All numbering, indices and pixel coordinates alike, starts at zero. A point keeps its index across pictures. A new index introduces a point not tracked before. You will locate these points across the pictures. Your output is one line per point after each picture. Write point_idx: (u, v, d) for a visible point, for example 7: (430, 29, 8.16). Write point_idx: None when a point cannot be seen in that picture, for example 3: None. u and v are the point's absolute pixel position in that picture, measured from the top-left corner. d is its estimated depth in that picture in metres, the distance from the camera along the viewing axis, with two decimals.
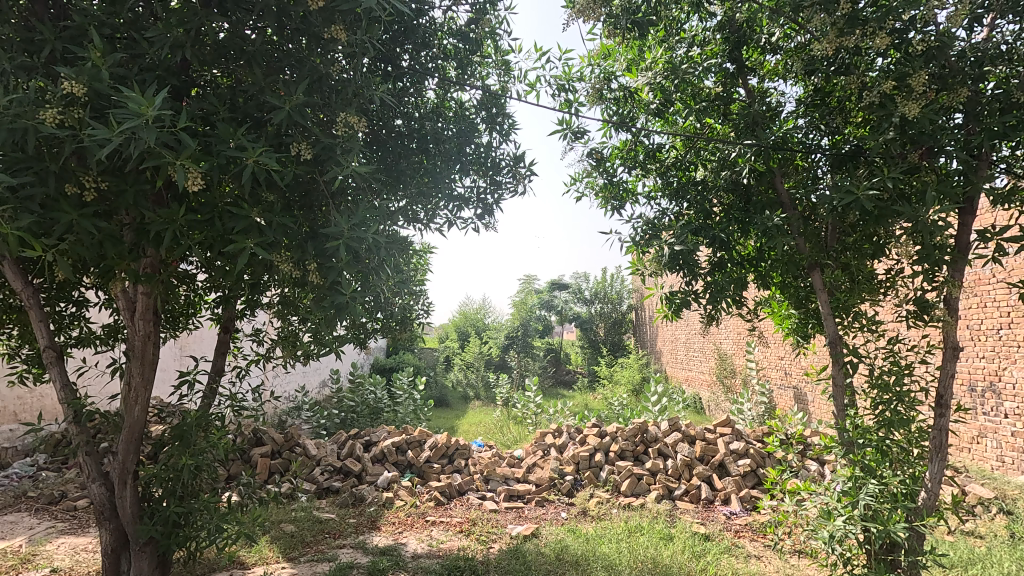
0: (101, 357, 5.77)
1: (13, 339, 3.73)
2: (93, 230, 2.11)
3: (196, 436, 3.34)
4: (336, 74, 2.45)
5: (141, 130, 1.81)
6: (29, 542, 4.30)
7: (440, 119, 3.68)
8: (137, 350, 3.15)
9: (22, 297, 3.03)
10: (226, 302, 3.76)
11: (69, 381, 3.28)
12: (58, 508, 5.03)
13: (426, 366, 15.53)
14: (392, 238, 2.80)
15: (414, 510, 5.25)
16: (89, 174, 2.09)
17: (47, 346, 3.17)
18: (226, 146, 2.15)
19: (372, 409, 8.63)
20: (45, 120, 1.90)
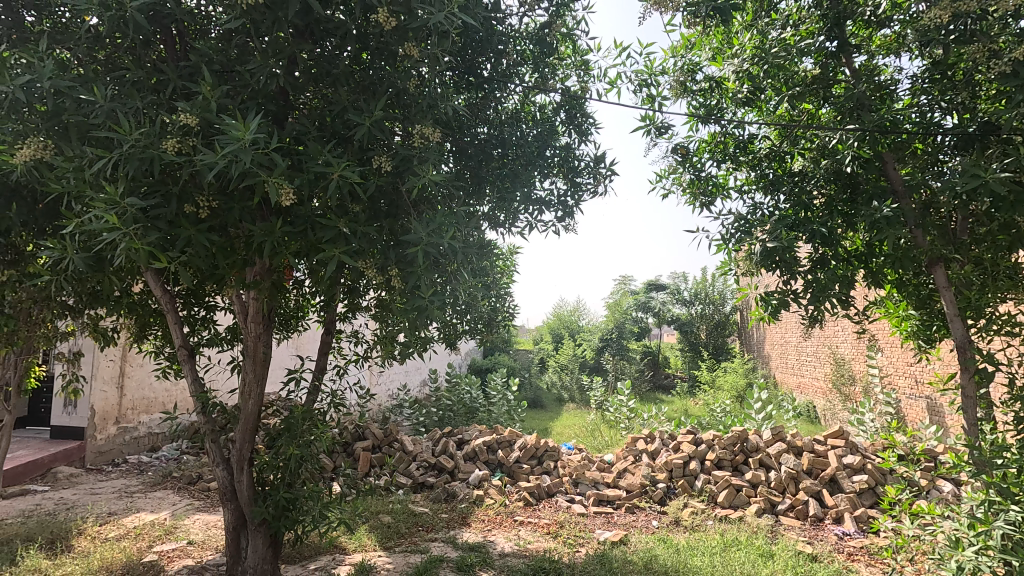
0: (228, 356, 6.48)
1: (157, 339, 4.31)
2: (207, 243, 2.38)
3: (301, 429, 3.65)
4: (412, 88, 2.57)
5: (240, 153, 2.03)
6: (172, 516, 4.95)
7: (521, 124, 3.73)
8: (251, 349, 3.52)
9: (161, 302, 3.50)
10: (328, 305, 4.08)
11: (198, 376, 3.73)
12: (195, 488, 5.73)
13: (520, 368, 15.75)
14: (470, 243, 2.88)
15: (502, 509, 5.35)
16: (203, 194, 2.36)
17: (180, 345, 3.64)
18: (315, 163, 2.33)
19: (468, 408, 8.94)
20: (166, 148, 2.19)
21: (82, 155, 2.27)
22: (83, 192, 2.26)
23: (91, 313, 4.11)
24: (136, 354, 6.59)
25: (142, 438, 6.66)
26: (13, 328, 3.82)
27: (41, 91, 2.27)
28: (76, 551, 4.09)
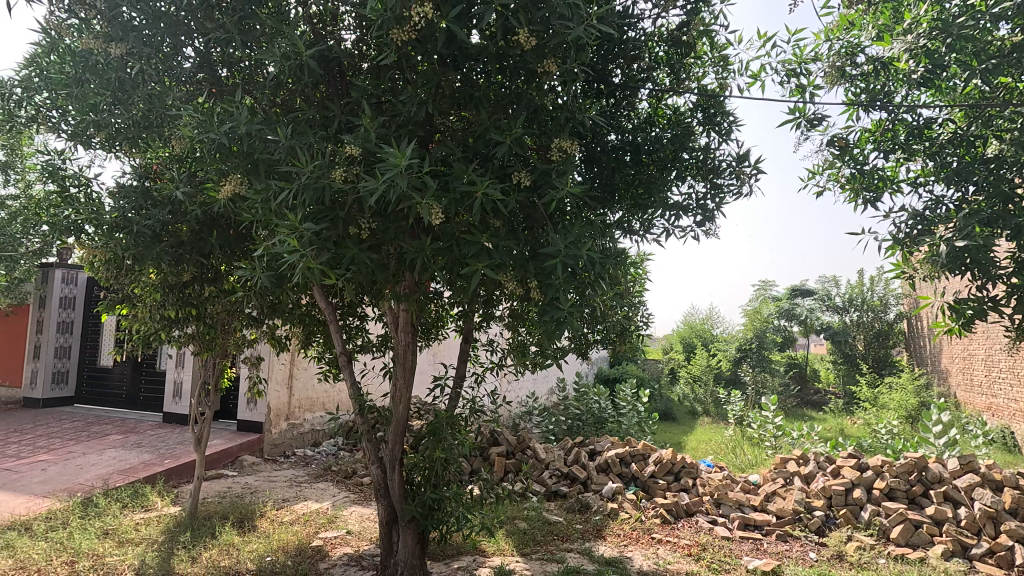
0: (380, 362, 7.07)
1: (320, 346, 4.81)
2: (368, 261, 2.61)
3: (445, 433, 3.85)
4: (550, 103, 2.62)
5: (398, 178, 2.21)
6: (333, 506, 5.48)
7: (654, 127, 3.62)
8: (401, 356, 3.79)
9: (325, 313, 3.90)
10: (466, 316, 4.26)
11: (356, 380, 4.10)
12: (351, 481, 6.30)
13: (650, 378, 15.22)
14: (607, 253, 2.84)
15: (639, 525, 5.18)
16: (364, 217, 2.59)
17: (340, 352, 4.03)
18: (460, 183, 2.45)
19: (597, 418, 8.83)
20: (335, 177, 2.44)
21: (268, 188, 2.61)
22: (269, 220, 2.60)
23: (269, 323, 4.70)
24: (302, 359, 7.43)
25: (306, 433, 7.48)
26: (213, 336, 4.51)
27: (238, 134, 2.66)
28: (260, 531, 4.68)
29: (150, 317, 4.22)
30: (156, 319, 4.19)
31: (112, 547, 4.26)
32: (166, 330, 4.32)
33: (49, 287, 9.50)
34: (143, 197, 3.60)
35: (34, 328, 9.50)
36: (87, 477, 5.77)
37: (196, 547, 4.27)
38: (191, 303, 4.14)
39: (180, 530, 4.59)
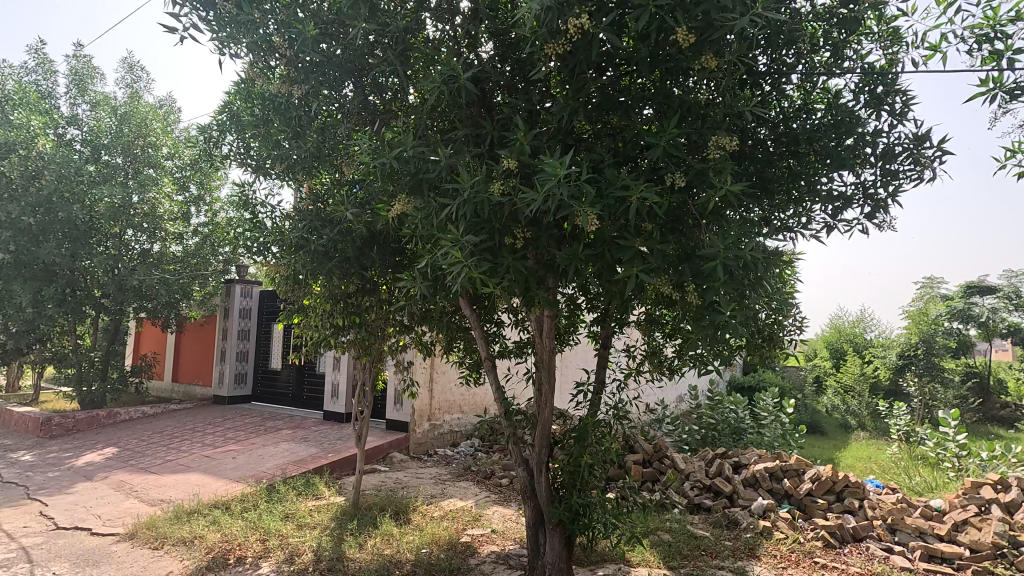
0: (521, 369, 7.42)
1: (461, 351, 5.04)
2: (523, 269, 2.69)
3: (591, 439, 3.85)
4: (702, 100, 2.55)
5: (557, 188, 2.28)
6: (476, 505, 5.71)
7: (811, 114, 3.32)
8: (545, 362, 3.86)
9: (471, 320, 4.09)
10: (603, 321, 4.18)
11: (500, 385, 4.24)
12: (490, 482, 6.53)
13: (792, 388, 13.98)
14: (768, 253, 2.67)
15: (798, 547, 4.76)
16: (519, 227, 2.69)
17: (486, 357, 4.19)
18: (614, 188, 2.45)
19: (734, 429, 8.29)
20: (493, 191, 2.57)
21: (431, 204, 2.81)
22: (433, 233, 2.79)
23: (416, 330, 5.03)
24: (442, 363, 7.87)
25: (446, 434, 7.88)
26: (371, 342, 4.91)
27: (405, 157, 2.91)
28: (413, 524, 5.01)
29: (321, 325, 4.72)
30: (325, 328, 4.67)
31: (294, 529, 4.81)
32: (333, 336, 4.80)
33: (232, 299, 11.10)
34: (316, 218, 4.01)
35: (221, 335, 11.09)
36: (268, 467, 6.58)
37: (361, 535, 4.68)
38: (354, 312, 4.56)
39: (347, 518, 5.05)
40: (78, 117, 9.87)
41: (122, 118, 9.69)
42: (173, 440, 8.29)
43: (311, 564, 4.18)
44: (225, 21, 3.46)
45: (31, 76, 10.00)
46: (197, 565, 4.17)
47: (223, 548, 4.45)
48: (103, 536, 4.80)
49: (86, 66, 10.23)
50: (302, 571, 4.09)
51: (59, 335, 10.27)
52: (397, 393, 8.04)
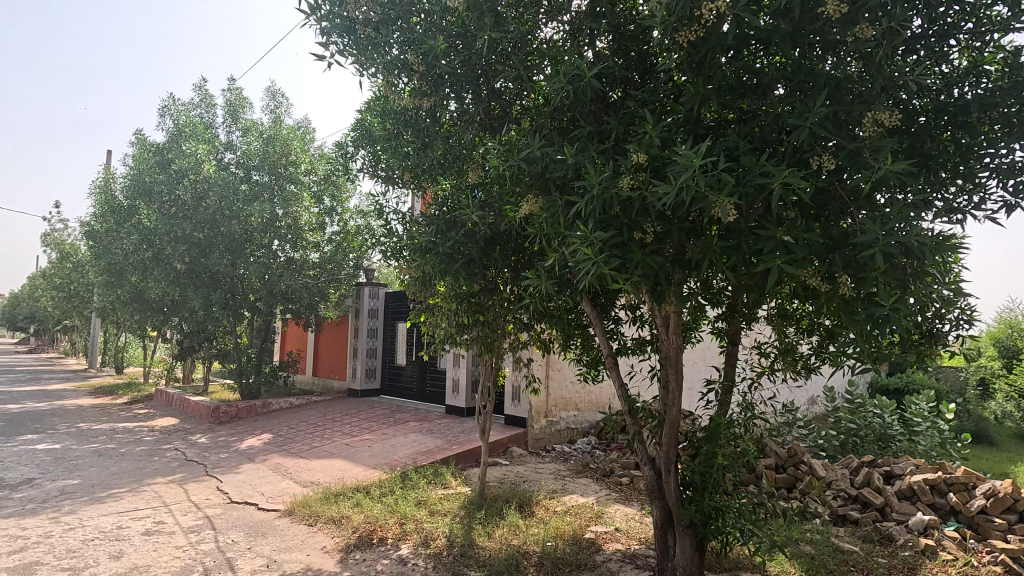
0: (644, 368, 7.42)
1: (578, 349, 5.04)
2: (654, 264, 2.63)
3: (723, 440, 3.68)
4: (853, 74, 2.37)
5: (695, 180, 2.24)
6: (598, 502, 5.70)
7: (983, 77, 2.88)
8: (673, 359, 3.76)
9: (592, 318, 4.07)
10: (731, 318, 3.86)
11: (623, 382, 4.16)
12: (610, 480, 6.48)
13: (949, 391, 12.30)
14: (937, 238, 2.39)
15: (970, 571, 4.20)
16: (649, 221, 2.64)
17: (608, 354, 4.14)
18: (753, 175, 2.34)
19: (879, 436, 7.49)
20: (623, 186, 2.57)
21: (558, 202, 2.87)
22: (560, 231, 2.84)
23: (535, 327, 5.10)
24: (558, 361, 7.96)
25: (563, 431, 7.95)
26: (494, 340, 4.99)
27: (532, 159, 3.00)
28: (538, 517, 5.12)
29: (447, 322, 4.93)
30: (451, 325, 4.88)
31: (427, 515, 5.10)
32: (458, 334, 4.97)
33: (362, 300, 12.09)
34: (445, 223, 4.12)
35: (353, 334, 12.14)
36: (400, 456, 7.06)
37: (489, 524, 4.86)
38: (477, 311, 4.68)
39: (475, 507, 5.27)
40: (234, 143, 11.25)
41: (268, 140, 10.90)
42: (317, 428, 9.18)
43: (446, 548, 4.42)
44: (364, 45, 3.77)
45: (197, 110, 11.58)
46: (346, 542, 4.58)
47: (367, 527, 4.84)
48: (268, 511, 5.43)
49: (239, 97, 11.63)
50: (438, 554, 4.33)
51: (223, 334, 11.80)
52: (515, 390, 8.25)
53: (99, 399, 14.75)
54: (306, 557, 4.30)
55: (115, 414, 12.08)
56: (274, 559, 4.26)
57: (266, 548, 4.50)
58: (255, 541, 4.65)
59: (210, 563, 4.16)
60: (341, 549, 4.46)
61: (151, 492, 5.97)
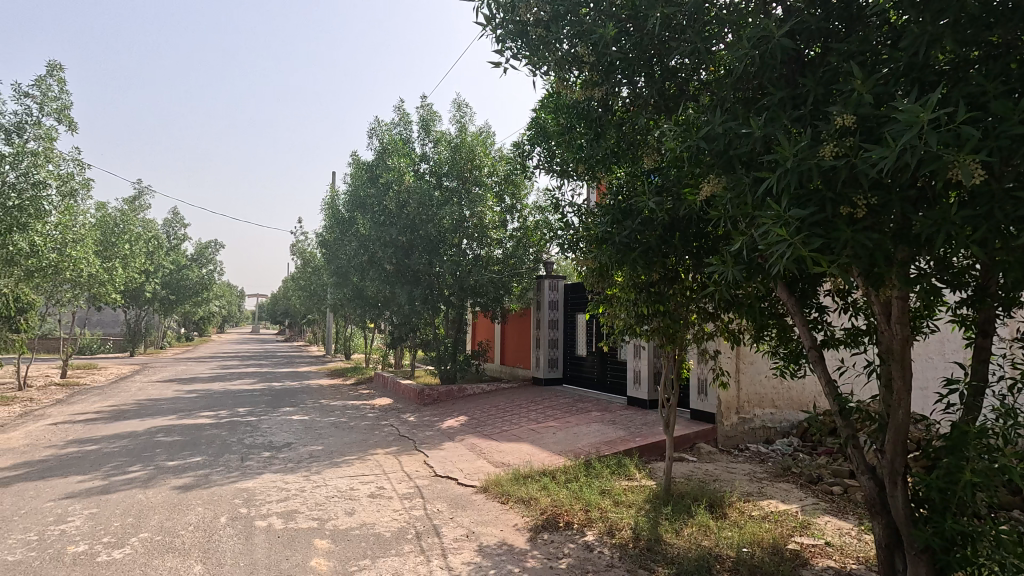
0: (857, 362, 6.44)
1: (773, 340, 4.55)
2: (867, 242, 2.26)
3: (973, 452, 3.00)
4: None
5: (922, 138, 1.87)
6: (803, 511, 5.11)
7: None
8: (897, 353, 3.16)
9: (790, 307, 3.62)
10: (982, 303, 3.10)
11: (831, 379, 3.63)
12: (818, 488, 5.76)
13: None
14: None
15: None
16: (860, 191, 2.27)
17: (811, 347, 3.65)
18: (1008, 124, 1.88)
19: None
20: (824, 155, 2.26)
21: (744, 180, 2.63)
22: (747, 212, 2.60)
23: (722, 317, 4.73)
24: (749, 353, 7.33)
25: (758, 429, 7.29)
26: (676, 330, 4.70)
27: (713, 136, 2.79)
28: (731, 520, 4.79)
29: (626, 313, 4.82)
30: (631, 316, 4.75)
31: (612, 505, 5.11)
32: (638, 324, 4.82)
33: (543, 292, 12.54)
34: (620, 213, 4.04)
35: (536, 325, 12.68)
36: (583, 445, 7.18)
37: (677, 521, 4.68)
38: (656, 302, 4.44)
39: (660, 502, 5.12)
40: (427, 154, 12.50)
41: (455, 148, 11.91)
42: (506, 413, 9.79)
43: (631, 541, 4.38)
44: (536, 45, 3.88)
45: (397, 128, 13.09)
46: (535, 522, 4.82)
47: (554, 511, 5.03)
48: (466, 487, 5.97)
49: (430, 112, 12.88)
50: (623, 545, 4.32)
51: (425, 326, 13.25)
52: (701, 383, 7.92)
53: (334, 380, 17.71)
54: (500, 532, 4.64)
55: (346, 393, 14.38)
56: (472, 530, 4.67)
57: (465, 519, 4.95)
58: (456, 512, 5.15)
59: (420, 527, 4.72)
60: (530, 529, 4.70)
61: (374, 461, 6.99)
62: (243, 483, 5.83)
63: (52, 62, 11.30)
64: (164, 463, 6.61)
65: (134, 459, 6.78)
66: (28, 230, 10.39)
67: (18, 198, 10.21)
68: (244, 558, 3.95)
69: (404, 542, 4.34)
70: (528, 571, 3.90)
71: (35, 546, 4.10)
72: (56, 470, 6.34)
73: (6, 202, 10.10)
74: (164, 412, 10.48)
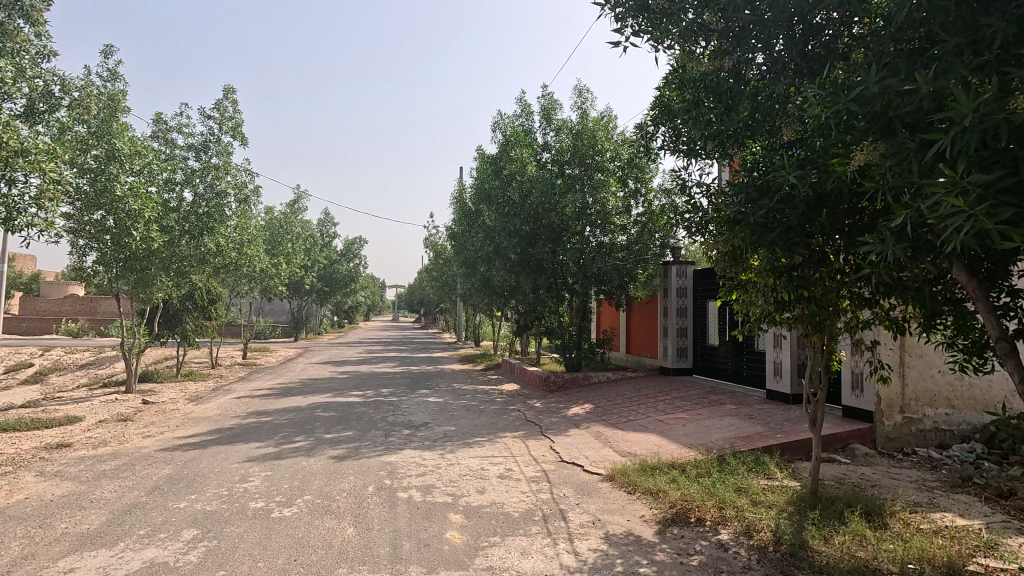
0: None
1: (949, 330, 3.91)
2: None
3: None
4: None
5: None
6: (989, 530, 4.36)
7: None
8: None
9: (971, 291, 3.08)
10: None
11: None
12: (1009, 504, 4.88)
13: None
14: None
15: None
16: None
17: (999, 338, 3.07)
18: None
19: None
20: (1016, 108, 1.90)
21: (909, 144, 2.30)
22: (913, 181, 2.26)
23: (881, 304, 4.15)
24: (917, 344, 6.41)
25: (928, 432, 6.35)
26: (822, 318, 4.15)
27: (867, 98, 2.46)
28: (894, 532, 4.23)
29: (763, 300, 4.33)
30: (769, 302, 4.27)
31: (750, 504, 4.78)
32: (778, 312, 4.32)
33: (670, 279, 12.03)
34: (755, 191, 3.71)
35: (663, 313, 12.23)
36: (716, 439, 6.80)
37: (826, 528, 4.23)
38: (800, 286, 3.94)
39: (806, 505, 4.65)
40: (549, 143, 12.56)
41: (577, 134, 11.86)
42: (633, 403, 9.59)
43: (771, 544, 4.06)
44: (659, 19, 3.79)
45: (519, 120, 13.29)
46: (664, 515, 4.67)
47: (684, 505, 4.84)
48: (592, 474, 5.97)
49: (551, 101, 12.90)
50: (762, 548, 4.02)
51: (549, 314, 13.41)
52: (856, 378, 7.12)
53: (465, 366, 18.61)
54: (627, 522, 4.57)
55: (476, 378, 15.07)
56: (599, 518, 4.66)
57: (592, 506, 4.96)
58: (582, 499, 5.17)
59: (547, 510, 4.82)
60: (659, 522, 4.57)
61: (502, 444, 7.26)
62: (388, 457, 6.39)
63: (227, 87, 13.11)
64: (322, 435, 7.46)
65: (298, 431, 7.74)
66: (215, 233, 12.24)
67: (207, 206, 12.08)
68: (390, 524, 4.34)
69: (531, 523, 4.46)
70: (656, 564, 3.80)
71: (227, 499, 4.88)
72: (240, 436, 7.46)
73: (199, 210, 12.00)
74: (321, 391, 11.81)
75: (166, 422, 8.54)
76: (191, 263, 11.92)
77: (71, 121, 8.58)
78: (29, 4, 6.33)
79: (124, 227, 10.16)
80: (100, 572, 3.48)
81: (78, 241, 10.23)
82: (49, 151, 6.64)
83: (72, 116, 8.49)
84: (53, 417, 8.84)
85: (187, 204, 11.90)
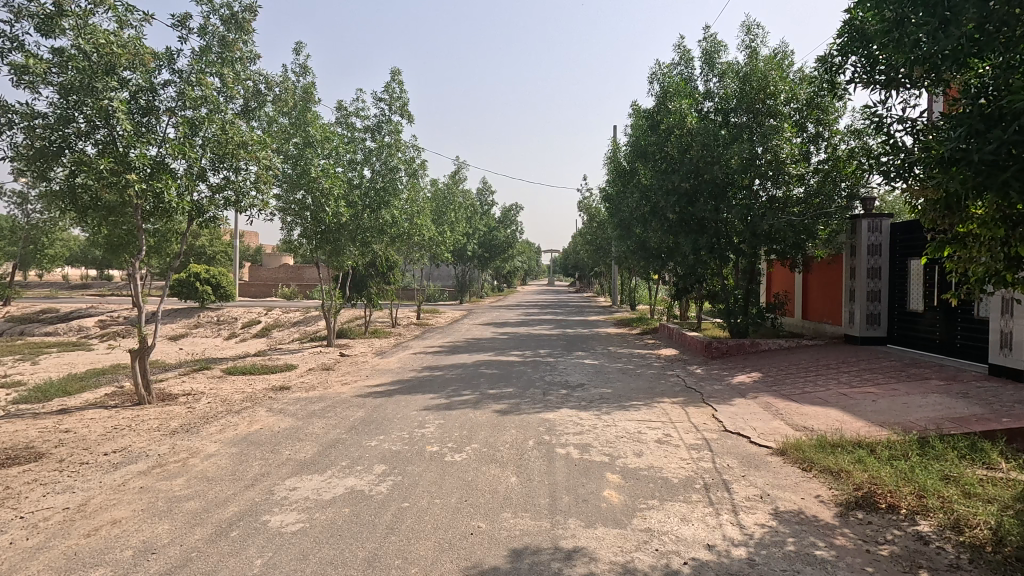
0: None
1: None
2: None
3: None
4: None
5: None
6: None
7: None
8: None
9: None
10: None
11: None
12: None
13: None
14: None
15: None
16: None
17: None
18: None
19: None
20: None
21: None
22: None
23: None
24: None
25: None
26: None
27: None
28: None
29: (988, 256, 3.54)
30: (997, 260, 3.45)
31: (961, 497, 4.07)
32: (1009, 271, 3.48)
33: (859, 235, 10.45)
34: (982, 121, 3.02)
35: (850, 275, 10.73)
36: (918, 419, 5.88)
37: None
38: None
39: None
40: (712, 90, 11.57)
41: (745, 77, 10.77)
42: (809, 374, 8.68)
43: (989, 544, 3.43)
44: None
45: (677, 68, 12.38)
46: (847, 497, 4.21)
47: (872, 489, 4.30)
48: (760, 446, 5.56)
49: (714, 43, 11.77)
50: (976, 547, 3.41)
51: (712, 277, 12.60)
52: None
53: (622, 330, 18.41)
54: (801, 500, 4.21)
55: (633, 342, 14.86)
56: (768, 493, 4.36)
57: (759, 479, 4.65)
58: (748, 471, 4.87)
59: (709, 479, 4.64)
60: (841, 504, 4.14)
61: (662, 409, 7.10)
62: (546, 415, 6.65)
63: (392, 69, 14.23)
64: (487, 391, 8.00)
65: (466, 385, 8.42)
66: (390, 206, 13.54)
67: (383, 181, 13.43)
68: (549, 477, 4.55)
69: (692, 491, 4.34)
70: (836, 549, 3.46)
71: (408, 442, 5.53)
72: (417, 388, 8.34)
73: (377, 185, 13.38)
74: (485, 350, 12.65)
75: (358, 372, 9.87)
76: (372, 234, 13.38)
77: (277, 114, 10.03)
78: (242, 16, 7.48)
79: (320, 203, 11.67)
80: (315, 492, 4.20)
81: (287, 218, 12.06)
82: (261, 142, 7.84)
83: (276, 110, 9.90)
84: (277, 365, 10.75)
85: (366, 181, 13.33)
